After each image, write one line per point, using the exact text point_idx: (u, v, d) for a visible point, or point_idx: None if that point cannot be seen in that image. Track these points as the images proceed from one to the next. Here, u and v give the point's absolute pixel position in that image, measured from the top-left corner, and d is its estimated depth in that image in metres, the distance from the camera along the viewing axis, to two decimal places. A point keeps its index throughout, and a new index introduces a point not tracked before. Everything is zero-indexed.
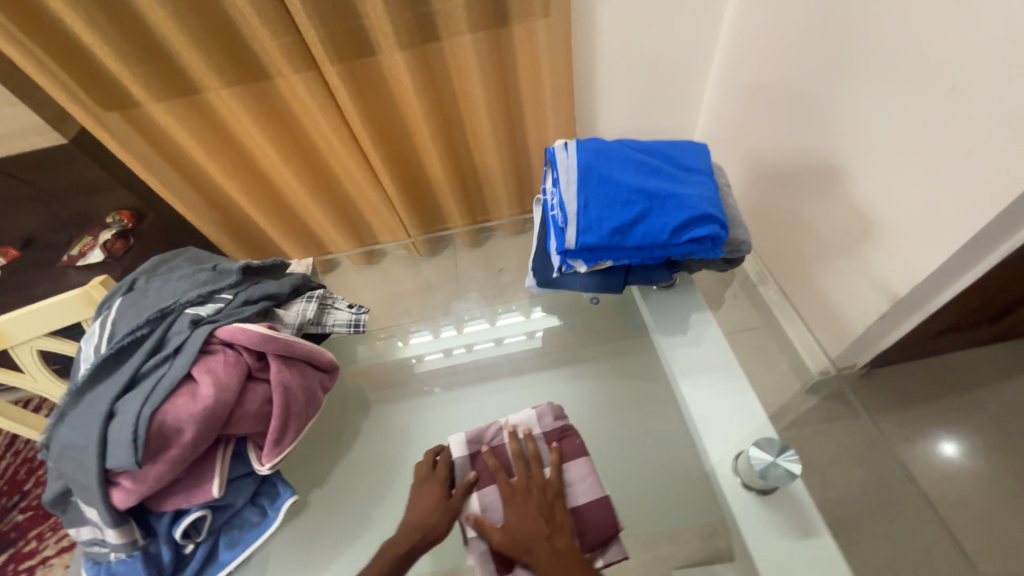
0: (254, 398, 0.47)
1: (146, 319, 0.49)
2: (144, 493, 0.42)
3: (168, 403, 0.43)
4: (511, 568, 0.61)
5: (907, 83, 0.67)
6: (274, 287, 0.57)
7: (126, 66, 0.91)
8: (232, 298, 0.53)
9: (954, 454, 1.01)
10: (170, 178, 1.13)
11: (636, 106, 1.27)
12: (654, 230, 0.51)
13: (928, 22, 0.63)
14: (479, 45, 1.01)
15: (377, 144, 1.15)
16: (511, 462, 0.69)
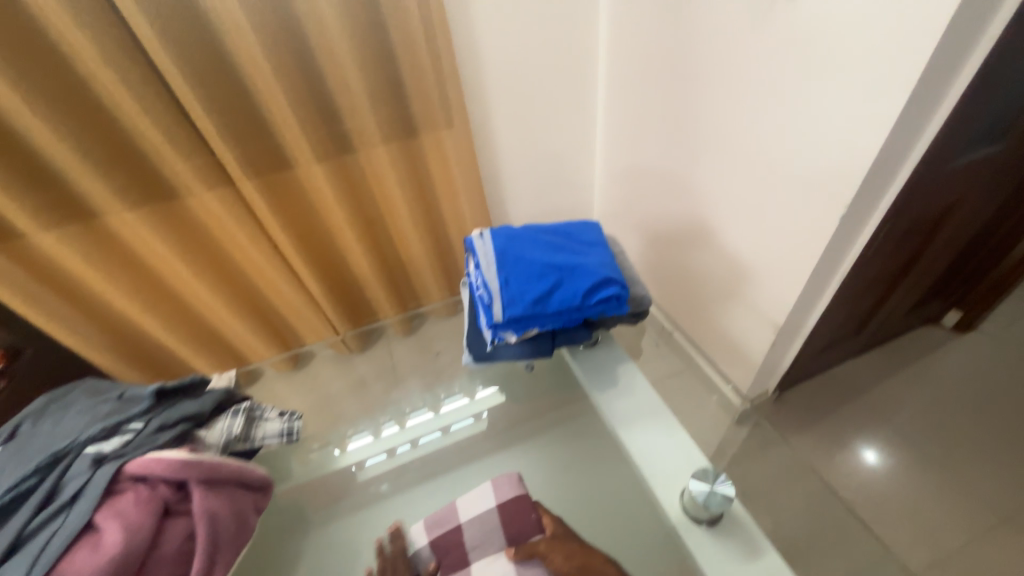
0: (169, 533, 0.46)
1: (35, 469, 0.46)
2: None
3: (68, 558, 0.42)
4: None
5: (738, 161, 0.87)
6: (191, 405, 0.54)
7: (13, 199, 0.86)
8: (142, 428, 0.49)
9: (874, 458, 1.12)
10: (60, 308, 1.03)
11: (541, 192, 1.44)
12: (569, 296, 0.58)
13: (739, 119, 0.84)
14: (392, 154, 1.12)
15: (298, 248, 1.16)
16: (472, 548, 0.75)
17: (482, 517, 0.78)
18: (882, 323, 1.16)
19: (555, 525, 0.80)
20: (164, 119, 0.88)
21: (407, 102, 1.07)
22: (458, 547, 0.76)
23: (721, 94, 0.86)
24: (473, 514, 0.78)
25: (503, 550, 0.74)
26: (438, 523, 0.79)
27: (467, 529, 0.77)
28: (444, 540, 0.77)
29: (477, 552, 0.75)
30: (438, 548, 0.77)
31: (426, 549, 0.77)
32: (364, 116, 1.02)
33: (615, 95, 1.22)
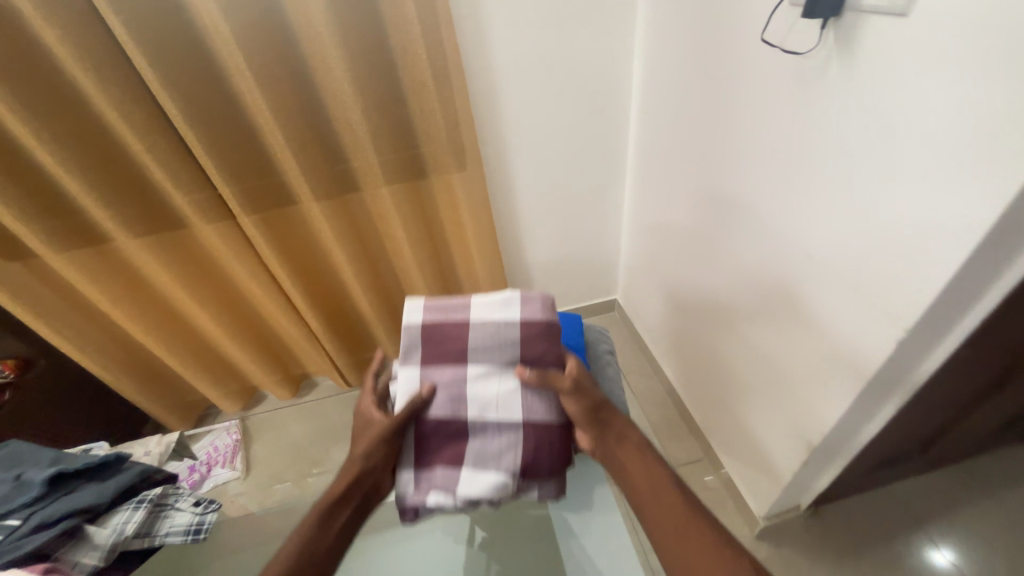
0: None
1: None
2: None
3: None
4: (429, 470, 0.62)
5: (777, 241, 0.73)
6: (84, 497, 0.49)
7: (26, 223, 0.89)
8: (18, 526, 0.46)
9: (945, 559, 0.95)
10: (69, 323, 1.06)
11: (561, 238, 1.34)
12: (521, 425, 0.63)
13: (780, 195, 0.70)
14: (397, 195, 1.06)
15: (298, 283, 1.13)
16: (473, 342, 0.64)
17: (495, 322, 0.64)
18: (958, 442, 0.93)
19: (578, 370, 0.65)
20: (167, 152, 0.87)
21: (417, 144, 1.02)
22: (458, 341, 0.64)
23: (761, 163, 0.73)
24: (485, 321, 0.64)
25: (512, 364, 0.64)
26: (442, 309, 0.66)
27: (474, 330, 0.64)
28: (447, 327, 0.65)
29: (480, 354, 0.64)
30: (432, 334, 0.65)
31: (417, 329, 0.66)
32: (368, 158, 0.98)
33: (646, 144, 1.11)
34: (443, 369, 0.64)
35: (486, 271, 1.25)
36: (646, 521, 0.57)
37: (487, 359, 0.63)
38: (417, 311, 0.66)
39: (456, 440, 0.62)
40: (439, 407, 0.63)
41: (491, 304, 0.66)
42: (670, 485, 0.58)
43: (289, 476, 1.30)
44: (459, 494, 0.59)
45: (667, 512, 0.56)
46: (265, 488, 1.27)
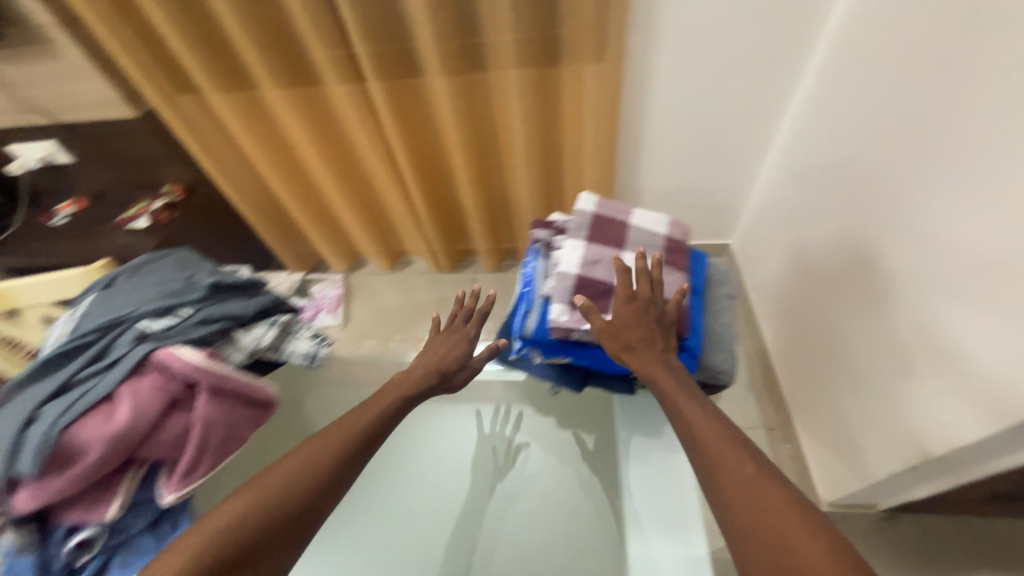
0: (172, 427, 0.54)
1: (101, 326, 0.56)
2: (43, 501, 0.48)
3: (83, 420, 0.50)
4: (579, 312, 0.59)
5: (985, 213, 0.56)
6: (235, 309, 0.61)
7: (192, 57, 0.97)
8: (188, 316, 0.58)
9: None
10: (220, 160, 1.20)
11: (685, 165, 1.19)
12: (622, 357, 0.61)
13: None
14: (524, 82, 0.98)
15: (411, 161, 1.15)
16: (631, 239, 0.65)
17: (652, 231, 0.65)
18: None
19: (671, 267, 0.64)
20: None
21: (558, 23, 0.90)
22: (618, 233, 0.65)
23: (1011, 101, 0.53)
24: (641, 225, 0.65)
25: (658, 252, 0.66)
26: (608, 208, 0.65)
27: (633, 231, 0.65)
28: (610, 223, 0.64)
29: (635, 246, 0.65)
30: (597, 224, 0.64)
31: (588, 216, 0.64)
32: (502, 32, 0.89)
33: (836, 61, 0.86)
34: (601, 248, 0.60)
35: (595, 186, 1.16)
36: (726, 507, 0.44)
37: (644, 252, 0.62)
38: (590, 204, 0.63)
39: (604, 299, 0.59)
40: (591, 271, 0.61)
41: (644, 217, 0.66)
42: (761, 476, 0.44)
43: (382, 340, 1.48)
44: (611, 323, 0.57)
45: (745, 491, 0.43)
46: (357, 339, 1.47)
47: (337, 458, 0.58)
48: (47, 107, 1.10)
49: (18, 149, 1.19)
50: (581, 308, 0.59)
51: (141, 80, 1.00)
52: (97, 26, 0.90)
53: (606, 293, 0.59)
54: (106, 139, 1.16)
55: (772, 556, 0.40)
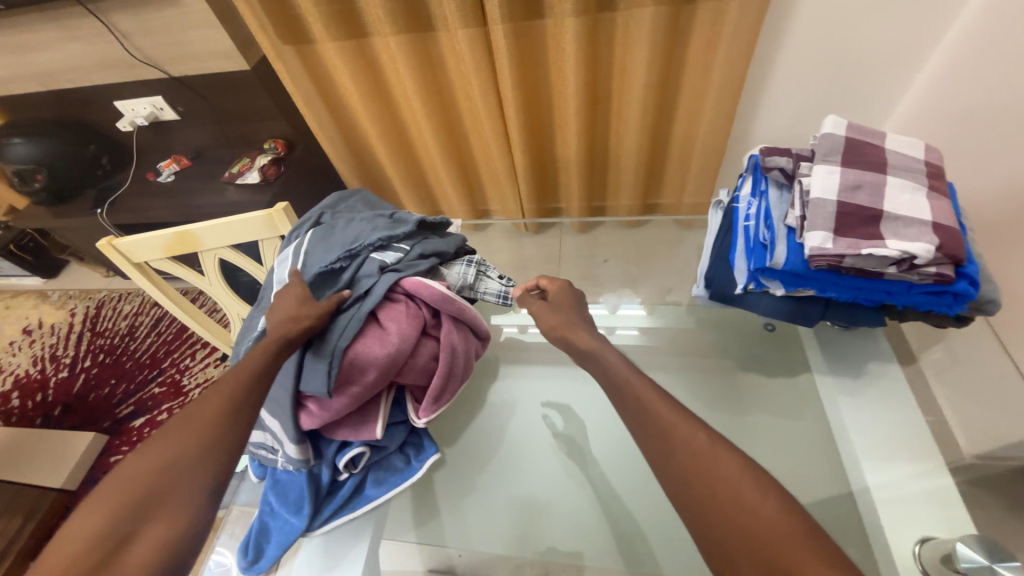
0: (424, 352, 0.55)
1: (340, 258, 0.55)
2: (326, 419, 0.50)
3: (359, 345, 0.51)
4: (844, 240, 0.44)
5: None
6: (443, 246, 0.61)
7: (313, 1, 0.94)
8: (409, 249, 0.58)
9: None
10: (322, 113, 1.17)
11: (808, 111, 1.11)
12: (887, 287, 0.45)
13: None
14: (657, 21, 0.92)
15: (519, 111, 1.12)
16: (894, 160, 0.46)
17: (915, 154, 0.47)
18: None
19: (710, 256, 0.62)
20: None
21: None
22: (875, 154, 0.47)
23: None
24: (902, 146, 0.47)
25: (923, 174, 0.46)
26: (860, 131, 0.48)
27: (895, 151, 0.47)
28: (861, 145, 0.47)
29: (898, 169, 0.46)
30: (850, 145, 0.47)
31: (832, 138, 0.47)
32: None
33: None
34: (861, 169, 0.46)
35: (712, 134, 1.11)
36: (676, 482, 0.40)
37: (911, 176, 0.45)
38: (839, 126, 0.48)
39: (877, 224, 0.44)
40: (844, 189, 0.45)
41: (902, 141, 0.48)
42: (713, 444, 0.40)
43: None
44: (899, 247, 0.41)
45: (696, 470, 0.39)
46: None
47: (236, 412, 0.45)
48: (158, 59, 1.10)
49: (126, 103, 1.20)
50: (844, 232, 0.44)
51: (258, 27, 0.97)
52: None
53: (878, 219, 0.44)
54: (212, 92, 1.15)
55: (718, 519, 0.37)
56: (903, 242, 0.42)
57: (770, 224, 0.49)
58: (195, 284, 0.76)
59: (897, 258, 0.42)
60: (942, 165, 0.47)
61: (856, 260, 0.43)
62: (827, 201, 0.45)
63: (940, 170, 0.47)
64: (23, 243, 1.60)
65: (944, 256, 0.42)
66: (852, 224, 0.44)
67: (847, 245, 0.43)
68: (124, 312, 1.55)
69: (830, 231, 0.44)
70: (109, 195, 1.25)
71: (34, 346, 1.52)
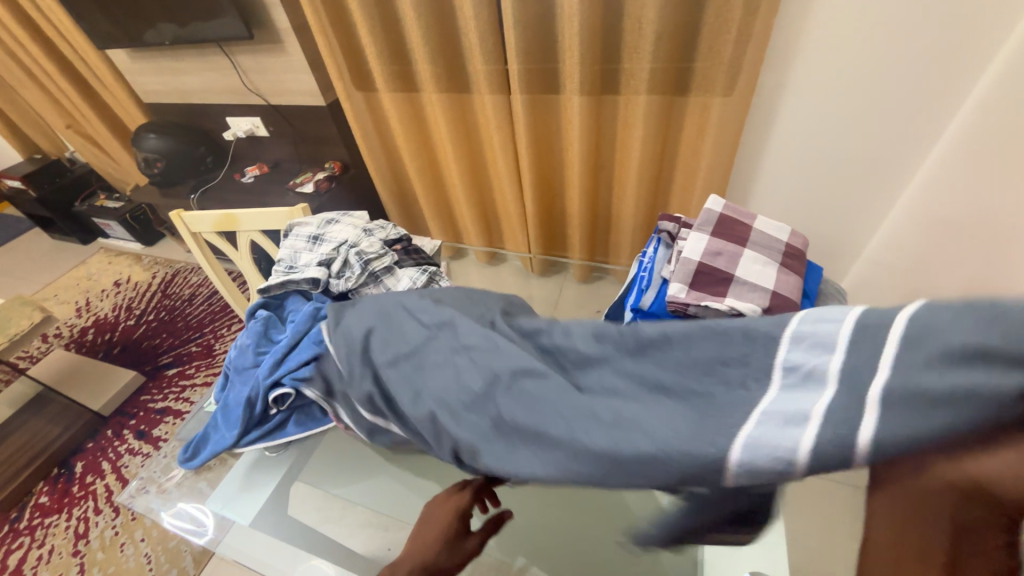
0: None
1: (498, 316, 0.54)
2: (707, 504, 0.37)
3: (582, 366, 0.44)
4: (693, 293, 0.52)
5: None
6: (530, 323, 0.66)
7: (380, 62, 1.20)
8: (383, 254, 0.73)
9: None
10: (374, 147, 1.42)
11: (800, 203, 1.17)
12: None
13: None
14: (652, 106, 1.07)
15: (531, 165, 1.28)
16: (756, 238, 0.55)
17: (776, 237, 0.55)
18: None
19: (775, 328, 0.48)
20: (483, 22, 1.04)
21: (695, 56, 0.99)
22: (742, 231, 0.55)
23: None
24: (766, 228, 0.55)
25: (783, 254, 0.54)
26: (737, 212, 0.57)
27: (759, 231, 0.55)
28: (732, 223, 0.56)
29: (759, 246, 0.54)
30: (722, 221, 0.56)
31: (709, 213, 0.57)
32: (641, 60, 1.00)
33: (978, 116, 0.85)
34: (725, 241, 0.55)
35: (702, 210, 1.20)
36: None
37: (768, 253, 0.54)
38: (718, 204, 0.57)
39: (724, 286, 0.52)
40: (707, 254, 0.54)
41: (770, 225, 0.56)
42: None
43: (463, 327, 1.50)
44: (729, 303, 0.49)
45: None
46: None
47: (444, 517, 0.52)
48: (262, 90, 1.41)
49: (234, 119, 1.53)
50: (697, 287, 0.52)
51: (336, 76, 1.24)
52: (318, 34, 1.16)
53: (725, 282, 0.52)
54: (296, 119, 1.44)
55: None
56: (738, 302, 0.50)
57: (651, 275, 0.58)
58: (230, 257, 0.96)
59: (730, 313, 0.49)
60: (803, 249, 0.55)
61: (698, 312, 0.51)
62: (692, 260, 0.54)
63: (800, 252, 0.54)
64: (136, 214, 1.99)
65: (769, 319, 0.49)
66: (705, 283, 0.53)
67: (694, 298, 0.52)
68: (190, 282, 1.85)
69: (685, 285, 0.53)
70: (203, 186, 1.56)
71: (117, 296, 1.85)
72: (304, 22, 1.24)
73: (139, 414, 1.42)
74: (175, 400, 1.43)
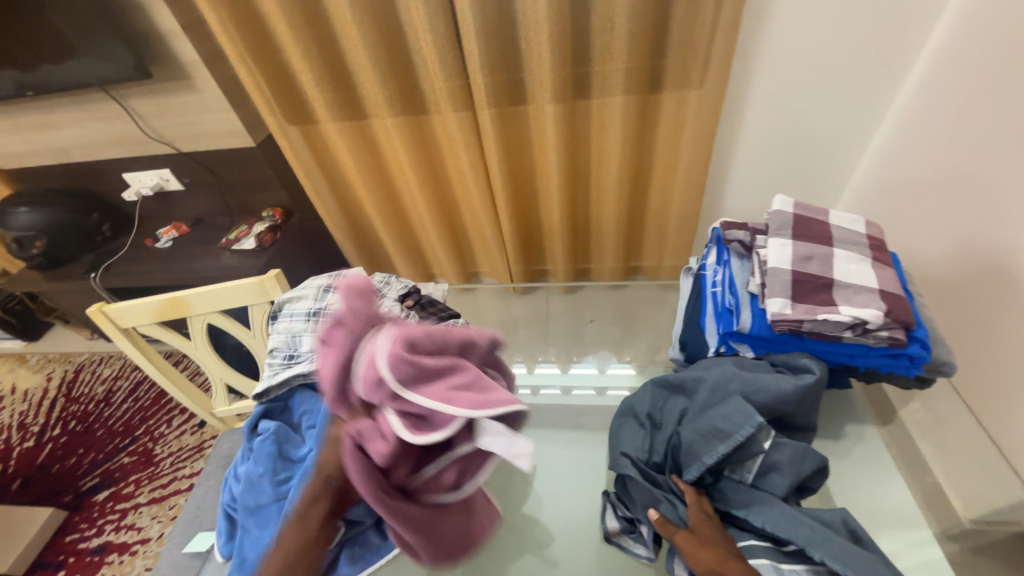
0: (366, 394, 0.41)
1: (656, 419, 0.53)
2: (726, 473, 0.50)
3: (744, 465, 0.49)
4: (801, 306, 0.47)
5: None
6: (642, 401, 0.55)
7: (319, 89, 1.04)
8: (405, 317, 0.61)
9: None
10: (322, 184, 1.24)
11: (773, 181, 1.21)
12: (846, 347, 0.48)
13: None
14: (629, 106, 1.03)
15: (505, 181, 1.19)
16: (837, 234, 0.51)
17: (852, 230, 0.52)
18: None
19: (897, 334, 0.45)
20: (441, 34, 0.94)
21: (666, 52, 0.97)
22: (821, 228, 0.52)
23: None
24: (839, 222, 0.52)
25: (868, 247, 0.51)
26: (808, 210, 0.54)
27: (836, 226, 0.52)
28: (808, 222, 0.52)
29: (843, 243, 0.51)
30: (797, 221, 0.52)
31: (783, 215, 0.52)
32: (616, 60, 0.95)
33: (933, 83, 0.91)
34: (810, 243, 0.50)
35: (685, 204, 1.19)
36: None
37: (856, 249, 0.50)
38: (788, 204, 0.53)
39: (829, 292, 0.47)
40: (798, 260, 0.49)
41: (842, 218, 0.53)
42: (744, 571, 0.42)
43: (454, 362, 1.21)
44: (850, 313, 0.44)
45: None
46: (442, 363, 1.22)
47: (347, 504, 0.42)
48: (169, 137, 1.19)
49: (135, 176, 1.27)
50: (801, 298, 0.47)
51: (267, 110, 1.06)
52: (238, 64, 0.98)
53: (830, 289, 0.47)
54: (217, 166, 1.23)
55: None
56: (854, 308, 0.45)
57: (737, 290, 0.52)
58: (181, 349, 0.76)
59: (851, 323, 0.45)
60: (882, 239, 0.52)
61: (815, 327, 0.46)
62: (785, 269, 0.49)
63: (882, 242, 0.52)
64: (10, 307, 1.59)
65: (891, 320, 0.45)
66: (809, 291, 0.47)
67: (804, 311, 0.46)
68: (102, 377, 1.51)
69: (788, 298, 0.47)
70: (105, 261, 1.28)
71: (2, 414, 1.46)
72: (216, 53, 1.05)
73: (69, 561, 1.12)
74: (116, 532, 1.14)
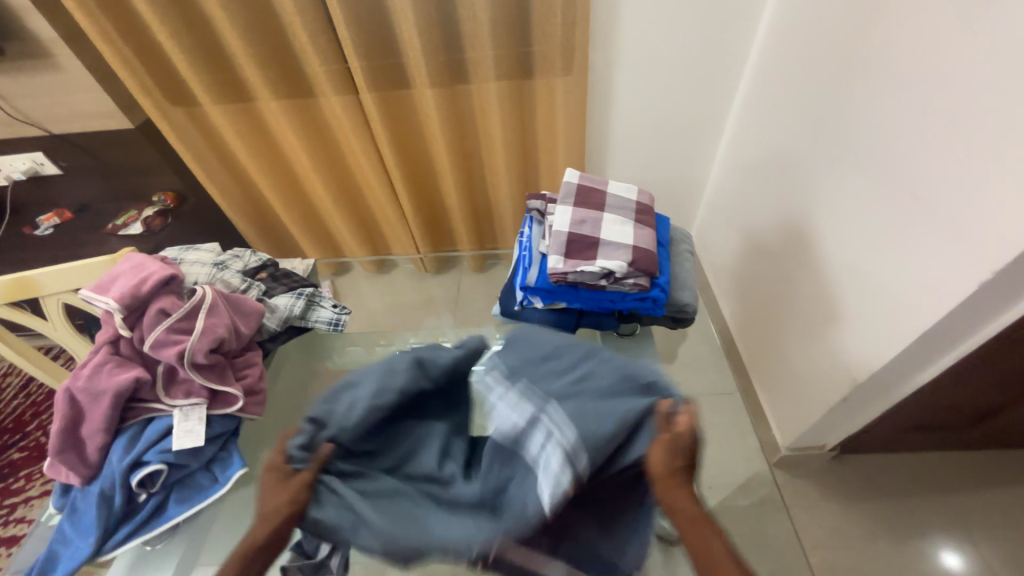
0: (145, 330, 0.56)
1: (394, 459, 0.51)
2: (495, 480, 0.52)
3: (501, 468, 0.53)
4: (571, 260, 0.56)
5: (865, 182, 0.75)
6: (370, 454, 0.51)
7: (194, 69, 1.04)
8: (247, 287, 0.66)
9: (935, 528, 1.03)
10: (212, 167, 1.23)
11: (648, 164, 1.32)
12: (607, 293, 0.58)
13: (913, 130, 0.65)
14: (504, 91, 1.10)
15: (399, 163, 1.24)
16: (611, 201, 0.61)
17: (625, 198, 0.62)
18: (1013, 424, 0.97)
19: (642, 280, 0.55)
20: (312, 17, 0.96)
21: (530, 41, 1.04)
22: (599, 197, 0.61)
23: (885, 97, 0.70)
24: (616, 191, 0.62)
25: (635, 212, 0.61)
26: (592, 181, 0.63)
27: (611, 194, 0.62)
28: (589, 192, 0.61)
29: (615, 208, 0.60)
30: (580, 191, 0.61)
31: (570, 185, 0.61)
32: (485, 47, 1.02)
33: (763, 75, 1.04)
34: (586, 208, 0.60)
35: None
36: None
37: (623, 213, 0.60)
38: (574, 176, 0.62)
39: (594, 249, 0.56)
40: (574, 223, 0.58)
41: (619, 188, 0.63)
42: None
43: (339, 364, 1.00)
44: (601, 264, 0.54)
45: None
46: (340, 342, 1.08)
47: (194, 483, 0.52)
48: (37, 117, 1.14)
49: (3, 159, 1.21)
50: (571, 254, 0.56)
51: (139, 91, 1.05)
52: (101, 42, 0.96)
53: (595, 245, 0.56)
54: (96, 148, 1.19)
55: None
56: (608, 260, 0.55)
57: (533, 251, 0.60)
58: (38, 331, 0.77)
59: (602, 272, 0.54)
60: (650, 205, 0.62)
61: (578, 279, 0.55)
62: (563, 231, 0.57)
63: (649, 207, 0.62)
64: None
65: (635, 269, 0.55)
66: (579, 248, 0.57)
67: (570, 265, 0.55)
68: None
69: (561, 255, 0.56)
70: None
71: None
72: (76, 30, 1.02)
73: None
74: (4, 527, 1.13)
